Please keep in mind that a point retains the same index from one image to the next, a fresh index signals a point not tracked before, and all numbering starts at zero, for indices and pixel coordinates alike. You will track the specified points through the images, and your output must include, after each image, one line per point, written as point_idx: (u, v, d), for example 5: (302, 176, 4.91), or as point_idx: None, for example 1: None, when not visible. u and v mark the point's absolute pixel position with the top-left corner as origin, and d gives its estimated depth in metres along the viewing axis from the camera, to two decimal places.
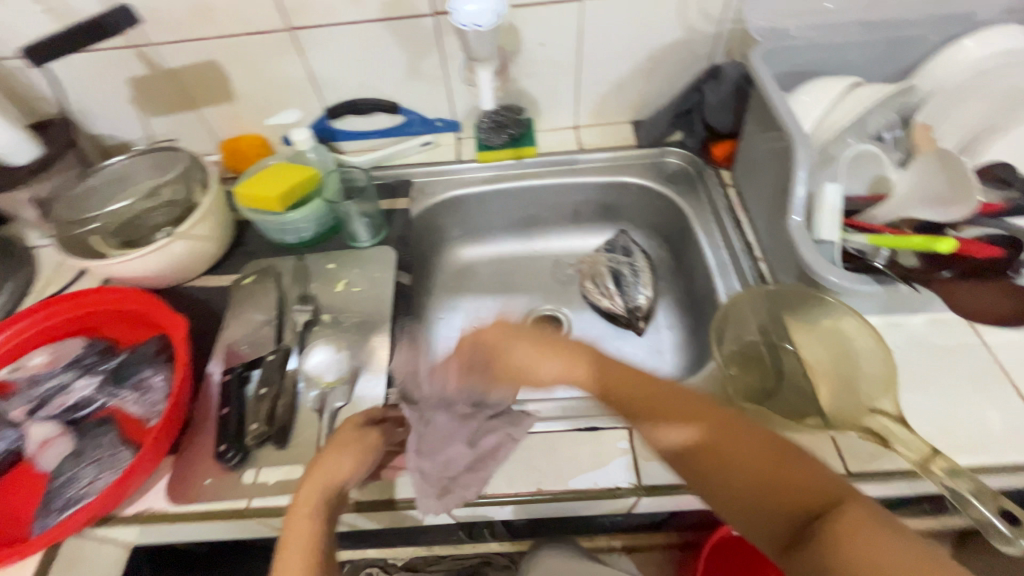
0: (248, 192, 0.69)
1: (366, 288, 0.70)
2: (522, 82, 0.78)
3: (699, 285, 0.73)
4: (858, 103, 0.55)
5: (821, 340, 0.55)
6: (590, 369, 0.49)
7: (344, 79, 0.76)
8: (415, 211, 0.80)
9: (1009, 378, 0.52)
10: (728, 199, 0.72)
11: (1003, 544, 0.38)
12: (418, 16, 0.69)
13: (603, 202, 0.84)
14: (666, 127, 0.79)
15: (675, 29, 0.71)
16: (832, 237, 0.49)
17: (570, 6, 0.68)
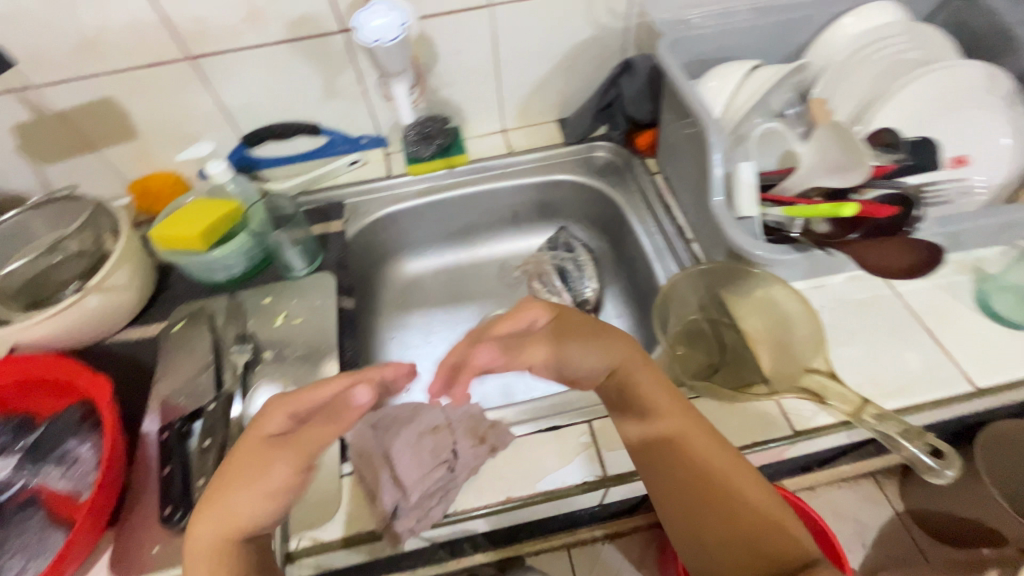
0: (165, 233, 0.64)
1: (308, 319, 0.67)
2: (443, 91, 0.77)
3: (640, 271, 0.75)
4: (759, 84, 0.58)
5: (756, 310, 0.58)
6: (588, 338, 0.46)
7: (257, 104, 0.73)
8: (351, 233, 0.78)
9: (921, 323, 0.57)
10: (656, 186, 0.75)
11: (932, 477, 0.42)
12: (326, 34, 0.67)
13: (539, 202, 0.85)
14: (591, 122, 0.80)
15: (586, 28, 0.72)
16: (752, 213, 0.52)
17: (481, 13, 0.68)
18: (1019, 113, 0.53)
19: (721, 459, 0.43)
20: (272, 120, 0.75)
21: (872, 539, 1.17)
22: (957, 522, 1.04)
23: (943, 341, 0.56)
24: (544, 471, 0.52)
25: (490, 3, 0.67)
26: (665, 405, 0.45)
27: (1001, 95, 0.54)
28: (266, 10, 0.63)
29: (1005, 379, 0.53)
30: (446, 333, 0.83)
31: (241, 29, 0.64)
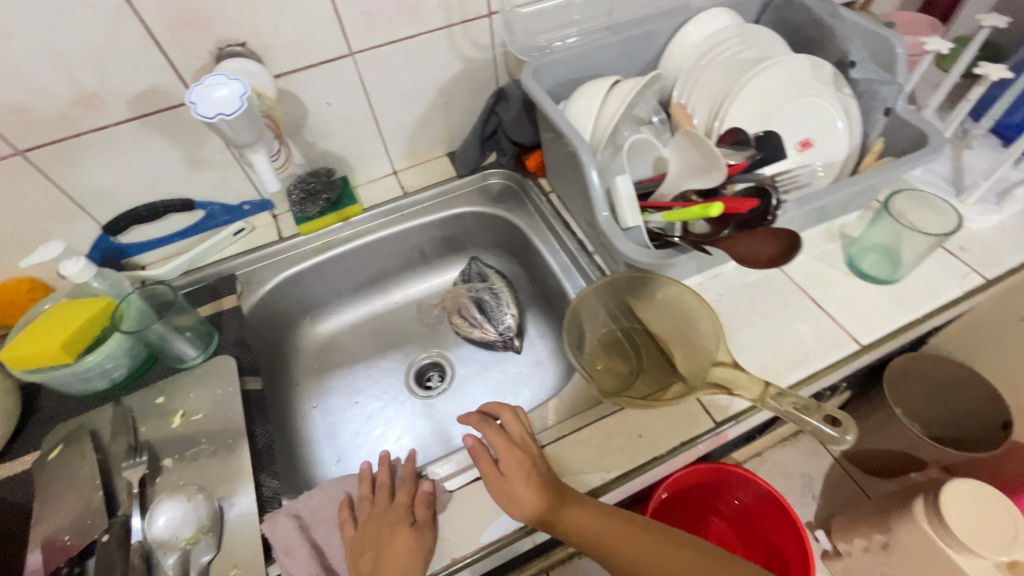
0: (17, 353, 0.56)
1: (209, 411, 0.61)
2: (322, 144, 0.75)
3: (553, 290, 0.76)
4: (620, 98, 0.61)
5: (662, 311, 0.60)
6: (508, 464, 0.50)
7: (114, 189, 0.66)
8: (248, 306, 0.73)
9: (806, 293, 0.62)
10: (552, 205, 0.76)
11: (836, 442, 0.45)
12: (177, 105, 0.62)
13: (444, 238, 0.84)
14: (479, 153, 0.81)
15: (454, 62, 0.73)
16: (636, 222, 0.54)
17: (343, 63, 0.67)
18: (843, 95, 0.59)
19: (604, 528, 0.47)
20: (135, 203, 0.69)
21: (820, 488, 1.26)
22: (884, 456, 1.13)
23: (826, 306, 0.61)
24: (485, 520, 0.50)
25: (351, 53, 0.66)
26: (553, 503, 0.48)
27: (826, 81, 0.60)
28: (101, 91, 0.58)
29: (884, 331, 0.59)
30: (372, 390, 0.79)
31: (74, 113, 0.58)
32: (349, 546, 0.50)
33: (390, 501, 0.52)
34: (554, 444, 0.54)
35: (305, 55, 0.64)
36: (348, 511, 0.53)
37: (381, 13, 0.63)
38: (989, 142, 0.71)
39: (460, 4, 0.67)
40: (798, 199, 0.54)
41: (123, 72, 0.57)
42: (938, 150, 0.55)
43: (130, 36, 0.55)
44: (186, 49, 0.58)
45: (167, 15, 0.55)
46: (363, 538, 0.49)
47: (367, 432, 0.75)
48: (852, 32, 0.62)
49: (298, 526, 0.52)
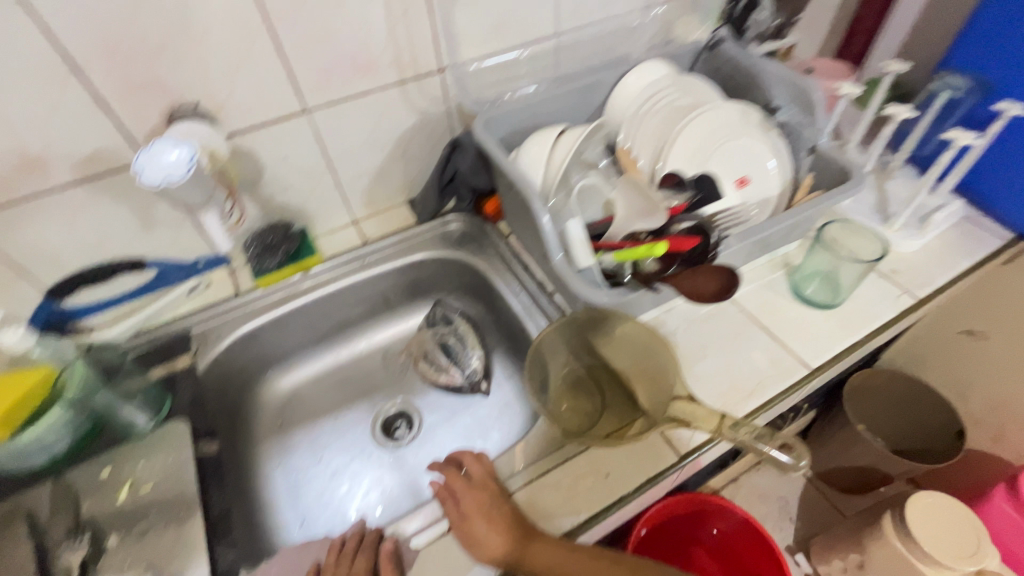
0: None
1: (160, 481, 0.58)
2: (279, 198, 0.75)
3: (517, 330, 0.76)
4: (568, 145, 0.63)
5: (623, 347, 0.62)
6: (475, 510, 0.50)
7: (58, 252, 0.64)
8: (203, 365, 0.70)
9: (756, 322, 0.64)
10: (512, 248, 0.78)
11: (792, 468, 0.46)
12: (126, 166, 0.62)
13: (407, 283, 0.84)
14: (437, 200, 0.82)
15: (409, 115, 0.75)
16: (588, 263, 0.56)
17: (298, 120, 0.68)
18: (773, 135, 0.64)
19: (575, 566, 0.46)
20: (81, 265, 0.67)
21: (796, 511, 1.27)
22: (853, 473, 1.16)
23: (776, 333, 0.63)
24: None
25: (306, 109, 0.68)
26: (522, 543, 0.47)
27: (755, 124, 0.65)
28: (45, 156, 0.57)
29: (830, 354, 0.61)
30: (338, 445, 0.77)
31: (15, 178, 0.57)
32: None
33: (352, 568, 0.50)
34: (522, 490, 0.54)
35: (259, 114, 0.65)
36: None
37: (332, 71, 0.66)
38: (907, 172, 0.77)
39: (411, 62, 0.70)
40: (739, 234, 0.57)
41: (70, 136, 0.57)
42: (859, 184, 0.59)
43: (77, 101, 0.55)
44: (137, 112, 0.59)
45: (117, 81, 0.56)
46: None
47: (333, 490, 0.72)
48: (775, 80, 0.68)
49: None
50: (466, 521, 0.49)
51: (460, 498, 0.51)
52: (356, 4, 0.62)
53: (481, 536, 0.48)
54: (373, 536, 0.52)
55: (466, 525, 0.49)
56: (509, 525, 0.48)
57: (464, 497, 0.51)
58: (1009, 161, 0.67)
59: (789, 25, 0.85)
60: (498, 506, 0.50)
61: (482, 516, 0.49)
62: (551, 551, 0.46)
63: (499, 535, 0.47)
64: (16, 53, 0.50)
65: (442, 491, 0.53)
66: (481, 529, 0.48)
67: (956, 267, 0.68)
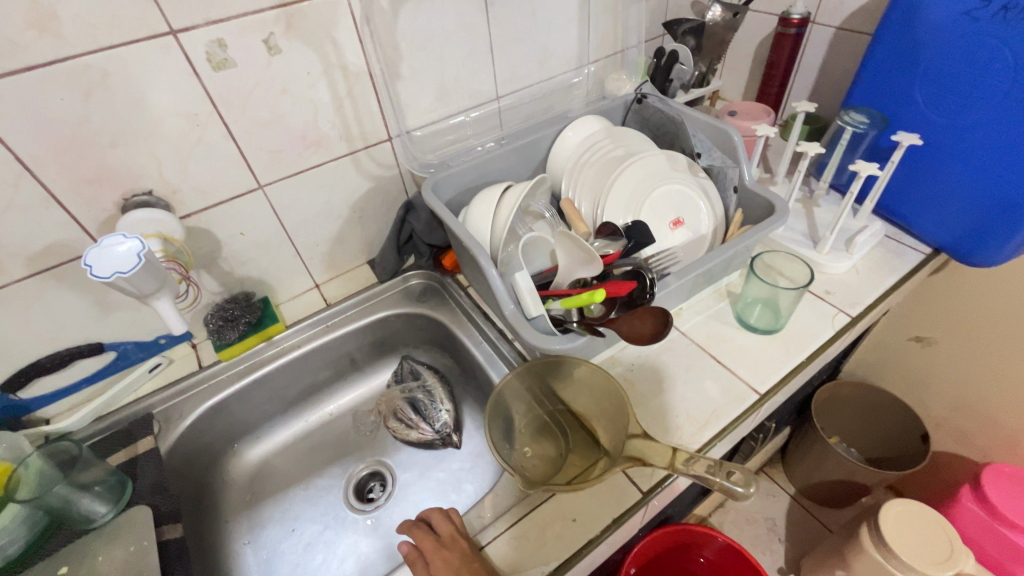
0: None
1: (121, 574, 0.56)
2: (239, 271, 0.77)
3: (482, 379, 0.78)
4: (512, 201, 0.67)
5: (581, 390, 0.64)
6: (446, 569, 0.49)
7: (12, 345, 0.64)
8: (166, 445, 0.70)
9: (706, 352, 0.67)
10: (471, 299, 0.80)
11: (745, 498, 0.47)
12: (81, 255, 0.63)
13: (372, 342, 0.86)
14: (397, 259, 0.85)
15: (363, 182, 0.79)
16: (538, 312, 0.59)
17: (254, 196, 0.71)
18: (699, 178, 0.69)
19: None
20: (36, 355, 0.67)
21: (784, 531, 1.27)
22: (831, 487, 1.18)
23: (725, 361, 0.66)
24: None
25: (260, 185, 0.70)
26: None
27: (683, 169, 0.70)
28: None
29: (777, 376, 0.65)
30: (310, 514, 0.75)
31: None
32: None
33: None
34: (493, 543, 0.54)
35: (214, 193, 0.68)
36: None
37: (284, 149, 0.69)
38: (831, 198, 0.84)
39: (361, 133, 0.74)
40: (677, 272, 0.61)
41: (24, 232, 0.58)
42: (783, 216, 0.64)
43: (31, 199, 0.57)
44: (91, 204, 0.61)
45: (70, 177, 0.58)
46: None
47: (308, 561, 0.71)
48: (698, 127, 0.74)
49: None
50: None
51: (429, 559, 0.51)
52: (303, 87, 0.66)
53: None
54: None
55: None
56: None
57: (433, 557, 0.51)
58: (914, 183, 0.73)
59: (710, 73, 0.93)
60: (468, 562, 0.49)
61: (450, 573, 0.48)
62: None
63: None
64: None
65: (411, 554, 0.53)
66: None
67: (884, 283, 0.73)
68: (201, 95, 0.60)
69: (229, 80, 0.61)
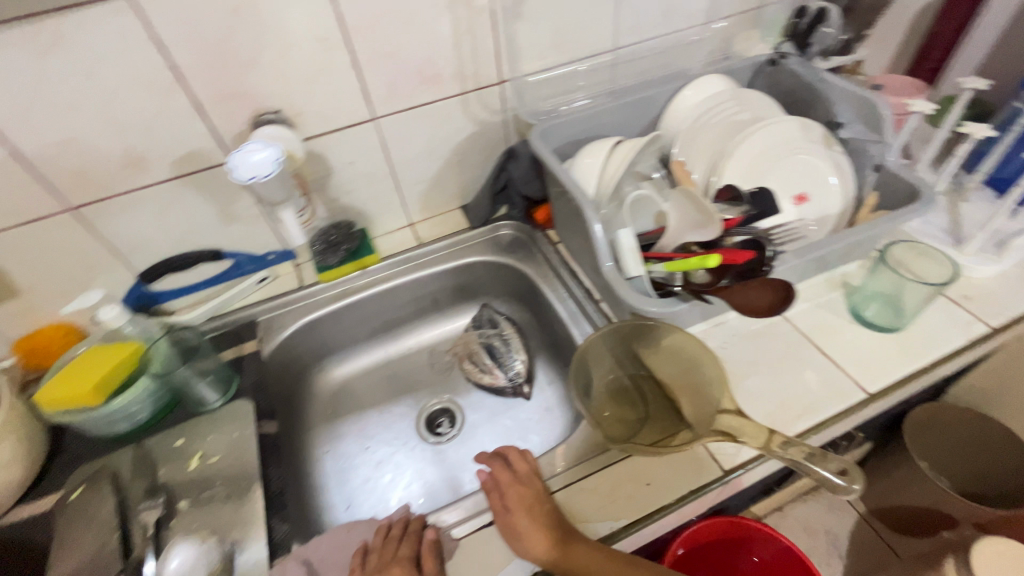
0: (53, 394, 0.60)
1: (226, 454, 0.63)
2: (344, 200, 0.80)
3: (560, 336, 0.78)
4: (622, 156, 0.65)
5: (668, 359, 0.62)
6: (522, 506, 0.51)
7: (151, 241, 0.71)
8: (267, 350, 0.76)
9: (810, 341, 0.63)
10: (560, 255, 0.80)
11: (846, 493, 0.44)
12: (213, 167, 0.68)
13: (456, 286, 0.87)
14: (490, 206, 0.86)
15: (467, 125, 0.79)
16: (638, 272, 0.57)
17: (367, 127, 0.73)
18: (834, 151, 0.63)
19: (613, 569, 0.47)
20: (168, 253, 0.74)
21: (846, 548, 1.20)
22: (911, 514, 1.08)
23: (830, 354, 0.61)
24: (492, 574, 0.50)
25: (373, 117, 0.72)
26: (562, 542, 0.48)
27: (816, 140, 0.64)
28: (148, 154, 0.64)
29: (890, 379, 0.59)
30: (384, 436, 0.80)
31: (123, 174, 0.64)
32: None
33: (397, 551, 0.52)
34: (563, 490, 0.55)
35: (331, 120, 0.70)
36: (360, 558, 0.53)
37: (400, 83, 0.70)
38: (983, 194, 0.73)
39: (474, 74, 0.73)
40: (796, 251, 0.56)
41: (170, 138, 0.64)
42: (931, 203, 0.56)
43: (180, 106, 0.62)
44: (228, 118, 0.65)
45: (213, 89, 0.62)
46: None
47: (377, 478, 0.75)
48: (840, 96, 0.67)
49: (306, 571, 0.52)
50: (509, 515, 0.51)
51: (504, 493, 0.53)
52: (426, 20, 0.66)
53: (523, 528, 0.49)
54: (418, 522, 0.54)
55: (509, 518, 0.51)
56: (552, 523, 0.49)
57: (509, 490, 0.53)
58: None
59: (857, 41, 0.83)
60: (542, 499, 0.52)
61: (525, 510, 0.50)
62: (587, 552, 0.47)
63: (539, 530, 0.49)
64: (132, 63, 0.57)
65: (488, 483, 0.55)
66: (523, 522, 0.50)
67: None
68: (332, 21, 0.62)
69: (359, 6, 0.61)
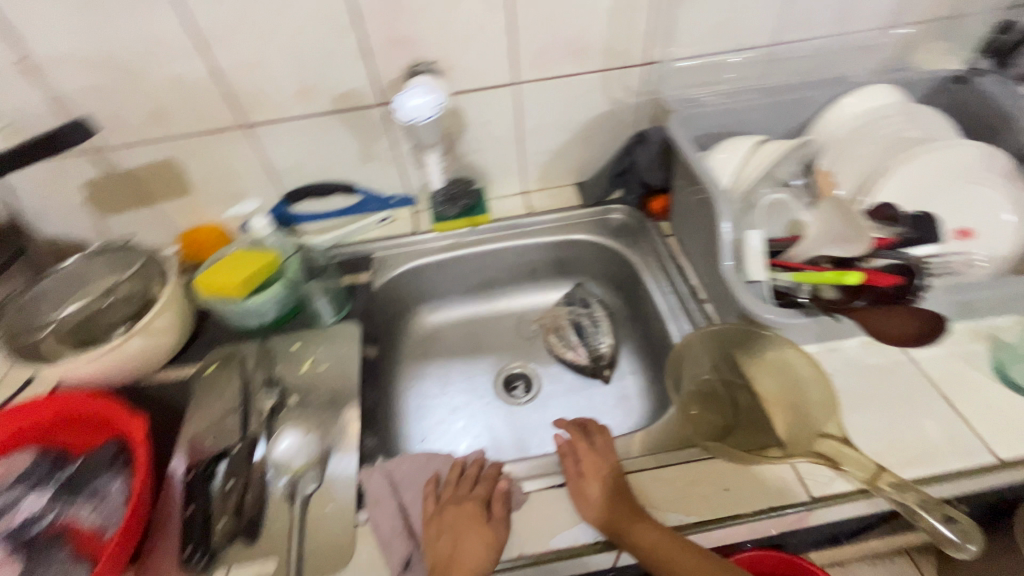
0: (208, 281, 0.70)
1: (332, 365, 0.70)
2: (470, 157, 0.84)
3: (654, 328, 0.77)
4: (766, 156, 0.63)
5: (769, 372, 0.59)
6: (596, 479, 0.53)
7: (300, 166, 0.79)
8: (377, 284, 0.82)
9: (938, 389, 0.57)
10: (670, 248, 0.78)
11: (960, 551, 0.40)
12: (365, 106, 0.74)
13: (557, 260, 0.89)
14: (607, 187, 0.86)
15: (603, 102, 0.79)
16: (760, 277, 0.55)
17: (507, 90, 0.75)
18: (1018, 188, 0.56)
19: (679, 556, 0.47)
20: (311, 180, 0.82)
21: None
22: None
23: (960, 408, 0.56)
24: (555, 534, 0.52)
25: (516, 81, 0.74)
26: (629, 520, 0.49)
27: (999, 172, 0.57)
28: (316, 86, 0.71)
29: None
30: (462, 385, 0.85)
31: (292, 101, 0.72)
32: (427, 523, 0.54)
33: (469, 491, 0.56)
34: (638, 472, 0.55)
35: (476, 79, 0.73)
36: (432, 488, 0.57)
37: (549, 51, 0.71)
38: None
39: (621, 52, 0.73)
40: (948, 287, 0.51)
41: (337, 74, 0.70)
42: None
43: (352, 46, 0.67)
44: (388, 63, 0.70)
45: (383, 34, 0.67)
46: (442, 521, 0.53)
47: (451, 422, 0.80)
48: None
49: (387, 481, 0.58)
50: (580, 482, 0.53)
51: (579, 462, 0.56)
52: None
53: (591, 497, 0.51)
54: (492, 470, 0.58)
55: (578, 485, 0.53)
56: (624, 501, 0.51)
57: (586, 461, 0.55)
58: None
59: None
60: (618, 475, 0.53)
61: (598, 482, 0.52)
62: (653, 533, 0.48)
63: (613, 505, 0.50)
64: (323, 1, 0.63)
65: (565, 448, 0.57)
66: (590, 490, 0.52)
67: None
68: None
69: None
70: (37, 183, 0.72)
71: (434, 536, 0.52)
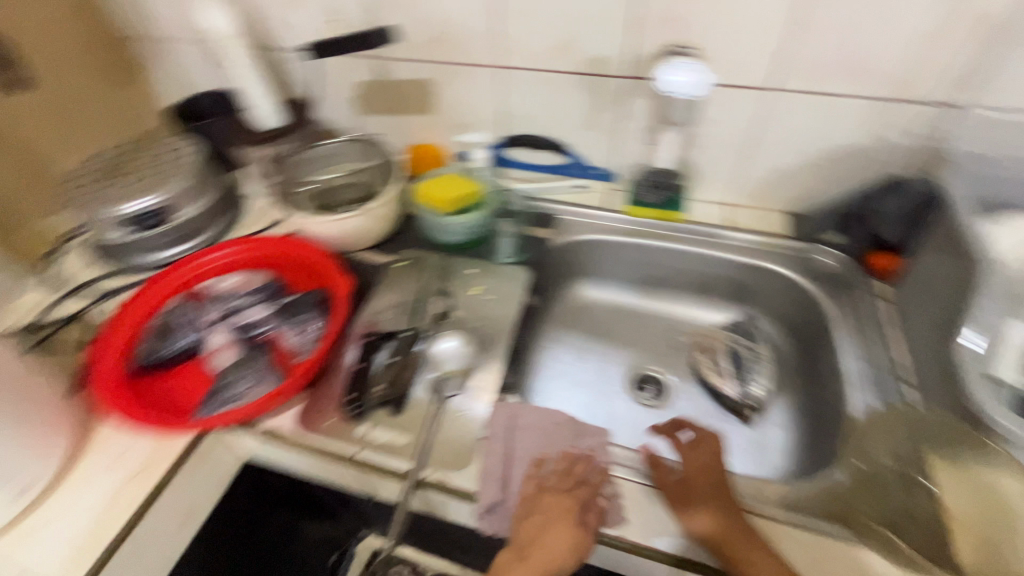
0: (427, 192, 0.80)
1: (499, 299, 0.76)
2: (689, 152, 0.81)
3: (829, 392, 0.69)
4: None
5: (965, 488, 0.50)
6: (708, 514, 0.50)
7: (528, 116, 0.84)
8: (555, 242, 0.85)
9: None
10: (882, 315, 0.70)
11: None
12: (610, 76, 0.76)
13: (737, 283, 0.84)
14: (826, 225, 0.78)
15: (864, 135, 0.71)
16: (1013, 377, 0.54)
17: (760, 95, 0.71)
18: None
19: None
20: (531, 131, 0.86)
21: None
22: None
23: None
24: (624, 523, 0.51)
25: (775, 88, 0.70)
26: (747, 551, 0.48)
27: None
28: (575, 46, 0.74)
29: None
30: (594, 366, 0.85)
31: (548, 54, 0.76)
32: (523, 499, 0.55)
33: (567, 487, 0.55)
34: (765, 518, 0.51)
35: (735, 75, 0.70)
36: (535, 471, 0.56)
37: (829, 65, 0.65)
38: None
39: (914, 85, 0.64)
40: None
41: (600, 39, 0.72)
42: None
43: (626, 16, 0.69)
44: (653, 39, 0.70)
45: (661, 11, 0.67)
46: (537, 504, 0.54)
47: (573, 395, 0.81)
48: None
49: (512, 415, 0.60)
50: (679, 489, 0.53)
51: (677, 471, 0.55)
52: None
53: (698, 505, 0.51)
54: (593, 465, 0.56)
55: (679, 492, 0.53)
56: (736, 524, 0.50)
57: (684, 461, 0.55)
58: None
59: None
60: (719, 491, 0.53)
61: (708, 496, 0.52)
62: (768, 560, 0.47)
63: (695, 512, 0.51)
64: None
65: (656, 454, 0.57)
66: (697, 509, 0.51)
67: None
68: None
69: None
70: (329, 73, 0.86)
71: (522, 522, 0.53)
